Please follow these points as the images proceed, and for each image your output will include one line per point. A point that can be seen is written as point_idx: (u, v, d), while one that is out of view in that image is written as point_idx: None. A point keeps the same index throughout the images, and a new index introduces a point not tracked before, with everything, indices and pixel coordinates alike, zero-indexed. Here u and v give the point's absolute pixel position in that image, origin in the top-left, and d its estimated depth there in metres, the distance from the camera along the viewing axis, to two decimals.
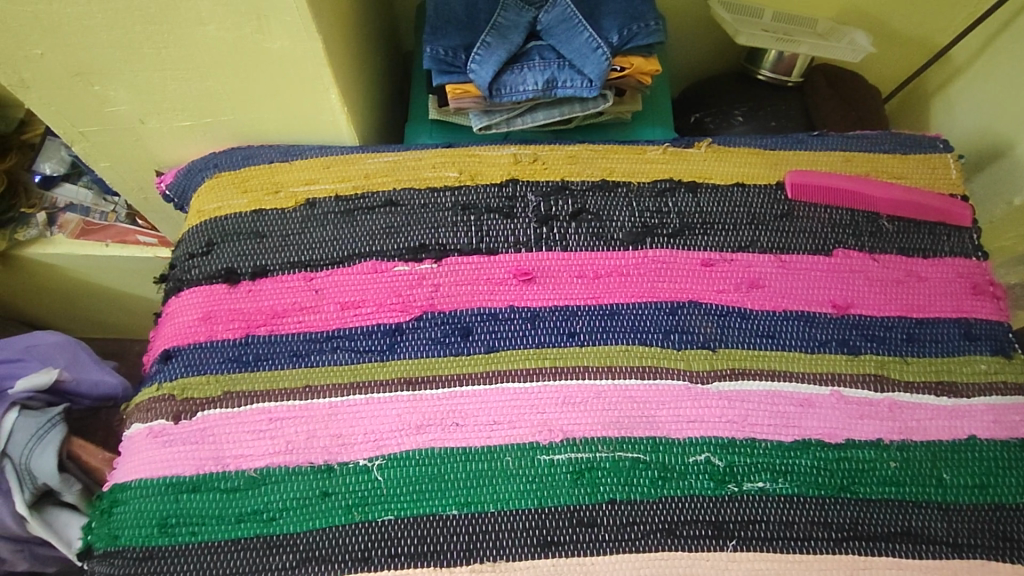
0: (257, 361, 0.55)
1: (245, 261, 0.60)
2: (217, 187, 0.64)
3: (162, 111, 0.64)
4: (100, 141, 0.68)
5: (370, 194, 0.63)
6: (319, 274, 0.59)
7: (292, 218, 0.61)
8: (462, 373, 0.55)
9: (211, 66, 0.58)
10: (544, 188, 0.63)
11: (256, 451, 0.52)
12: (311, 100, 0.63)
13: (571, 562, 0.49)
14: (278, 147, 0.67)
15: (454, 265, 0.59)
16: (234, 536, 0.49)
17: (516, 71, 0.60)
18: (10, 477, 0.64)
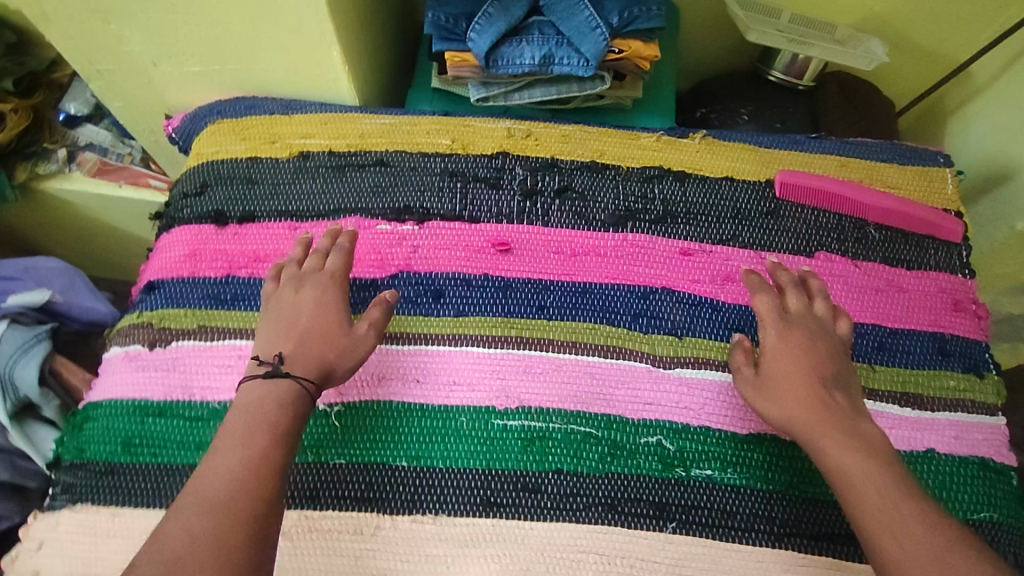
0: (235, 301, 0.57)
1: (235, 204, 0.62)
2: (219, 133, 0.66)
3: (173, 55, 0.66)
4: (115, 79, 0.71)
5: (363, 153, 0.64)
6: (305, 224, 0.61)
7: (285, 168, 0.64)
8: (428, 333, 0.56)
9: (220, 13, 0.59)
10: (532, 163, 0.64)
11: (222, 385, 0.53)
12: (315, 57, 0.65)
13: (510, 525, 0.50)
14: (280, 100, 0.68)
15: (435, 229, 0.61)
16: (190, 464, 0.51)
17: (515, 44, 0.61)
18: None
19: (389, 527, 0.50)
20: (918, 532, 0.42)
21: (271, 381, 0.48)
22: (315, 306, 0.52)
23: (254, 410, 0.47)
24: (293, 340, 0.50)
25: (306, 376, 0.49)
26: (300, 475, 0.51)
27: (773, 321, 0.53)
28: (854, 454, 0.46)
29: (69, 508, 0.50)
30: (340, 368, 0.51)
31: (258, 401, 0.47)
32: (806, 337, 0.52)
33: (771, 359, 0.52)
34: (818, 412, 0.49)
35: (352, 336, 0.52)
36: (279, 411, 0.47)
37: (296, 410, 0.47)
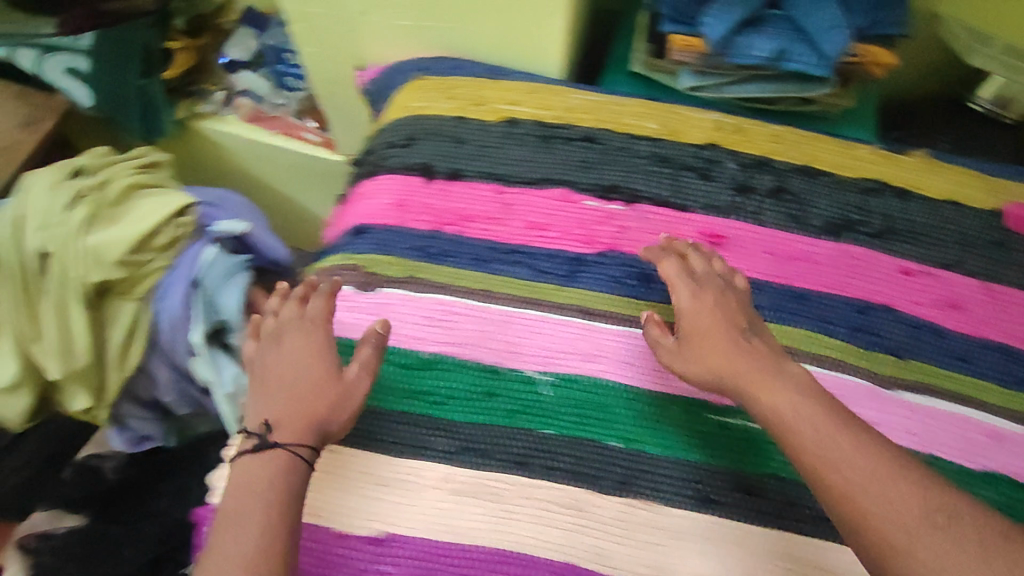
0: (441, 256, 0.57)
1: (442, 160, 0.61)
2: (423, 89, 0.65)
3: (385, 7, 0.65)
4: (318, 25, 0.70)
5: (570, 127, 0.62)
6: (510, 189, 0.60)
7: (492, 132, 0.62)
8: (635, 316, 0.55)
9: None
10: (744, 159, 0.61)
11: (431, 336, 0.54)
12: (534, 24, 0.62)
13: (730, 525, 0.47)
14: (484, 64, 0.67)
15: (644, 212, 0.59)
16: (399, 409, 0.52)
17: (748, 35, 0.57)
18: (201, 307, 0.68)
19: (601, 505, 0.48)
20: (862, 468, 0.39)
21: (259, 455, 0.45)
22: (303, 363, 0.49)
23: (251, 488, 0.44)
24: (279, 406, 0.47)
25: (293, 440, 0.46)
26: (508, 442, 0.50)
27: (682, 282, 0.51)
28: (809, 409, 0.43)
29: None
30: (335, 421, 0.48)
31: (253, 480, 0.44)
32: (716, 295, 0.50)
33: (695, 334, 0.49)
34: (743, 361, 0.46)
35: (337, 378, 0.49)
36: (268, 477, 0.44)
37: (291, 476, 0.45)
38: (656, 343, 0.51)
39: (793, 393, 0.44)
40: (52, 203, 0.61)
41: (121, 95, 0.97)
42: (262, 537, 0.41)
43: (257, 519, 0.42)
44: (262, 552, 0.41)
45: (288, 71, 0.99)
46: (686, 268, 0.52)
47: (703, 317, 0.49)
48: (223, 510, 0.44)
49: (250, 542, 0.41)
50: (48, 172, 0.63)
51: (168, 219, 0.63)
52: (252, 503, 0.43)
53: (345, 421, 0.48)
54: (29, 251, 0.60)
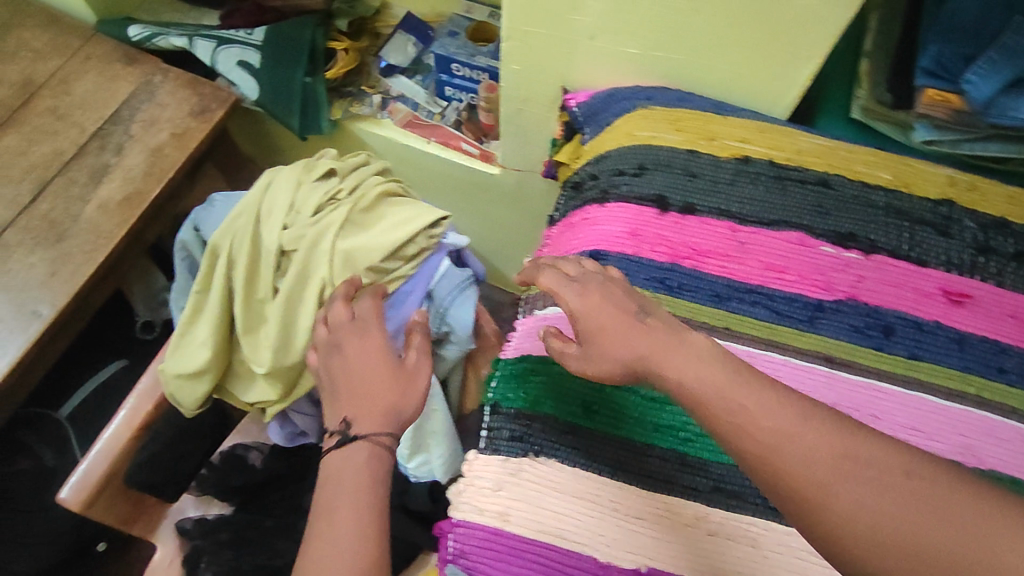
0: (681, 290, 0.57)
1: (677, 193, 0.60)
2: (650, 118, 0.64)
3: (617, 33, 0.64)
4: (533, 44, 0.69)
5: (803, 169, 0.62)
6: (744, 228, 0.59)
7: (725, 168, 0.61)
8: (876, 367, 0.55)
9: (717, 4, 0.57)
10: (983, 218, 0.60)
11: None
12: (777, 65, 0.61)
13: None
14: (708, 98, 0.67)
15: (881, 264, 0.59)
16: (647, 442, 0.52)
17: (1014, 96, 0.56)
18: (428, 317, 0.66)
19: None
20: (818, 451, 0.36)
21: (343, 449, 0.49)
22: (365, 359, 0.54)
23: (352, 471, 0.48)
24: (352, 401, 0.51)
25: (379, 432, 0.50)
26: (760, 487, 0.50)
27: (568, 288, 0.50)
28: (775, 401, 0.39)
29: (529, 457, 0.52)
30: (402, 411, 0.52)
31: (339, 475, 0.48)
32: (598, 287, 0.49)
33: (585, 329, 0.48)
34: (642, 338, 0.44)
35: (412, 378, 0.54)
36: (368, 468, 0.48)
37: (374, 465, 0.48)
38: (565, 357, 0.50)
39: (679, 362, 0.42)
40: (302, 208, 0.65)
41: (284, 90, 0.98)
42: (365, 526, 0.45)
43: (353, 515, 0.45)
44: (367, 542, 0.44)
45: (451, 82, 1.00)
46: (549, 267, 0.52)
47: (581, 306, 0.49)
48: (321, 503, 0.47)
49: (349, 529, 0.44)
50: (295, 176, 0.66)
51: (417, 235, 0.65)
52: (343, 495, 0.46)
53: (412, 408, 0.53)
54: (274, 247, 0.63)
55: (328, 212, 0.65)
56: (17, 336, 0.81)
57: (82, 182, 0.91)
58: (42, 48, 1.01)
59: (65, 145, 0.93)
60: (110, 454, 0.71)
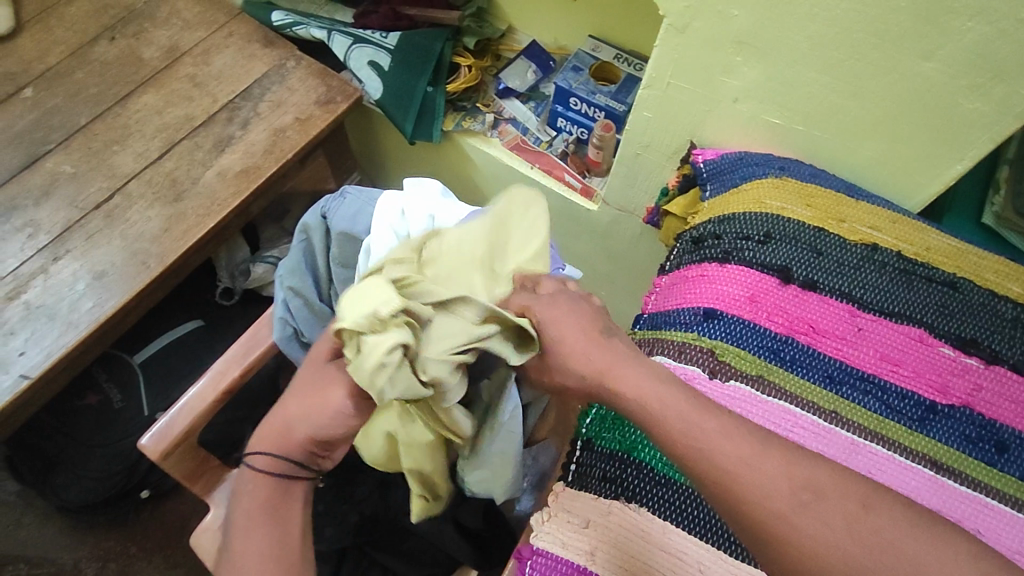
0: (793, 365, 0.57)
1: (801, 267, 0.61)
2: (782, 189, 0.66)
3: (767, 102, 0.68)
4: (674, 96, 0.74)
5: (931, 267, 0.62)
6: (864, 315, 0.59)
7: (852, 251, 0.62)
8: (989, 484, 0.52)
9: (876, 93, 0.61)
10: None
11: None
12: (924, 159, 0.64)
13: None
14: (843, 180, 0.68)
15: (1002, 376, 0.56)
16: None
17: None
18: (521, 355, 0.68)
19: None
20: None
21: (245, 471, 0.55)
22: (303, 380, 0.53)
23: (247, 491, 0.54)
24: (270, 419, 0.54)
25: (272, 455, 0.53)
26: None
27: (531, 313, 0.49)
28: None
29: (620, 501, 0.51)
30: (304, 432, 0.52)
31: (245, 488, 0.54)
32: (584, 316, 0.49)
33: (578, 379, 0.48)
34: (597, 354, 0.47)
35: (338, 409, 0.50)
36: (259, 491, 0.53)
37: (275, 484, 0.53)
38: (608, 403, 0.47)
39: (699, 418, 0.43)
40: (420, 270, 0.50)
41: (405, 96, 1.03)
42: (266, 535, 0.52)
43: (251, 525, 0.52)
44: (262, 540, 0.51)
45: (565, 114, 1.02)
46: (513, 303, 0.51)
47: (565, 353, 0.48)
48: (236, 504, 0.54)
49: (243, 534, 0.51)
50: (461, 237, 0.54)
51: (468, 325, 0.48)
52: (245, 498, 0.54)
53: (319, 432, 0.52)
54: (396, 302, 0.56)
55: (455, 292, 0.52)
56: (125, 283, 0.85)
57: (206, 149, 0.96)
58: (191, 18, 1.07)
59: (197, 111, 0.99)
60: (192, 412, 0.71)
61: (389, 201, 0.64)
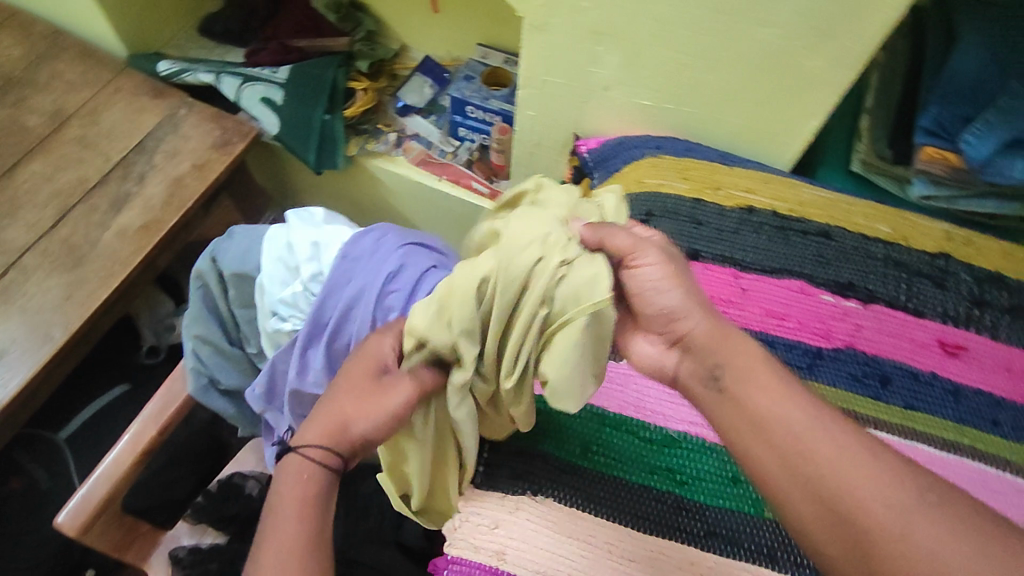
0: None
1: (682, 240, 0.63)
2: (658, 167, 0.68)
3: (636, 86, 0.70)
4: (551, 92, 0.75)
5: (805, 221, 0.64)
6: (747, 275, 0.61)
7: (729, 217, 0.64)
8: (934, 434, 0.53)
9: (729, 62, 0.63)
10: (979, 273, 0.62)
11: (675, 414, 0.55)
12: (785, 120, 0.66)
13: None
14: (716, 149, 0.71)
15: (880, 314, 0.59)
16: (647, 484, 0.51)
17: (1009, 157, 0.59)
18: None
19: None
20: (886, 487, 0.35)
21: (287, 463, 0.51)
22: (357, 374, 0.51)
23: (297, 479, 0.50)
24: (320, 413, 0.52)
25: (325, 444, 0.51)
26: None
27: (650, 243, 0.47)
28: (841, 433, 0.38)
29: (528, 495, 0.51)
30: (358, 428, 0.50)
31: (289, 480, 0.51)
32: (682, 270, 0.47)
33: (662, 320, 0.47)
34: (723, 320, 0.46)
35: (392, 411, 0.49)
36: (311, 479, 0.50)
37: (322, 481, 0.50)
38: (698, 397, 0.44)
39: (781, 378, 0.42)
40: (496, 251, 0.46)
41: (302, 126, 1.02)
42: (311, 546, 0.48)
43: (296, 515, 0.49)
44: (302, 548, 0.47)
45: (464, 123, 1.03)
46: (643, 241, 0.47)
47: (670, 301, 0.46)
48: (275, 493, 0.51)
49: (294, 530, 0.48)
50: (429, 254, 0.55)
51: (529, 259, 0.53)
52: (291, 484, 0.50)
53: (373, 433, 0.50)
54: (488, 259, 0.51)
55: (556, 279, 0.44)
56: (30, 358, 0.82)
57: (103, 209, 0.94)
58: (74, 79, 1.05)
59: (89, 172, 0.96)
60: (109, 479, 0.69)
61: (274, 237, 0.64)
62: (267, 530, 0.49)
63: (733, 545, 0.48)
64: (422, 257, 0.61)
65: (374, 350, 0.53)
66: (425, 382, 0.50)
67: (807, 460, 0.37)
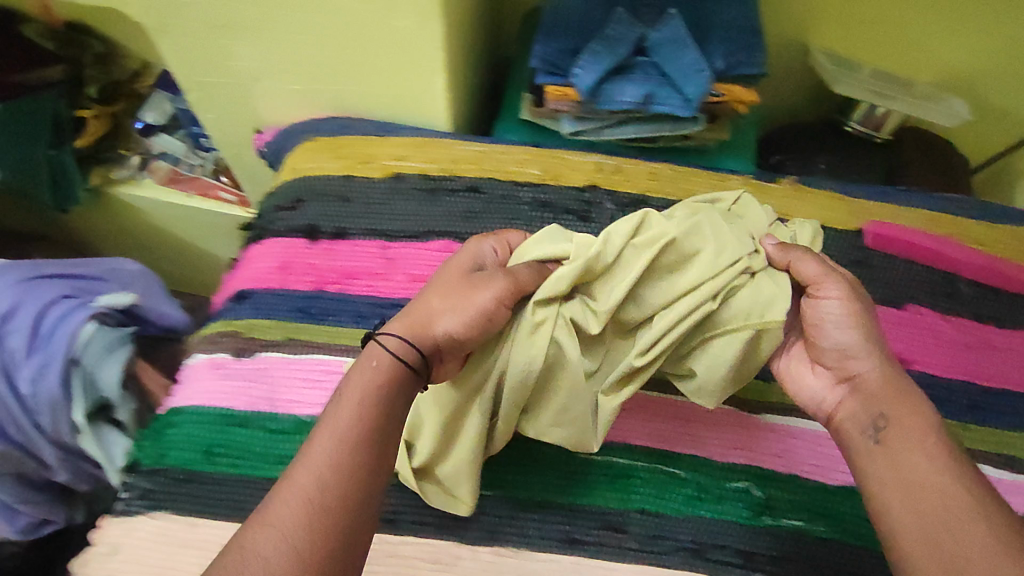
0: (323, 315, 0.59)
1: (328, 220, 0.63)
2: (313, 150, 0.67)
3: (278, 73, 0.67)
4: (213, 91, 0.72)
5: (455, 178, 0.64)
6: (395, 244, 0.62)
7: (378, 188, 0.64)
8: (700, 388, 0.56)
9: (334, 35, 0.60)
10: (623, 200, 0.64)
11: (307, 399, 0.56)
12: (417, 82, 0.64)
13: (592, 564, 0.50)
14: (374, 121, 0.69)
15: None
16: (270, 477, 0.53)
17: (618, 82, 0.60)
18: (75, 389, 0.59)
19: (468, 558, 0.51)
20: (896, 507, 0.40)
21: (360, 366, 0.43)
22: (458, 282, 0.46)
23: (364, 368, 0.43)
24: (406, 320, 0.45)
25: (405, 334, 0.44)
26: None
27: (834, 277, 0.47)
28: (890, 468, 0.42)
29: (145, 514, 0.52)
30: (443, 326, 0.45)
31: (368, 390, 0.42)
32: (866, 306, 0.47)
33: (834, 356, 0.47)
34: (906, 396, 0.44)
35: (482, 308, 0.44)
36: (379, 369, 0.43)
37: (391, 373, 0.43)
38: (852, 445, 0.45)
39: (922, 416, 0.43)
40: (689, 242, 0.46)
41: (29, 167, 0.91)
42: (358, 427, 0.40)
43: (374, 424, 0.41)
44: (350, 445, 0.39)
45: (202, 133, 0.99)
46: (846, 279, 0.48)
47: (846, 338, 0.47)
48: (342, 391, 0.42)
49: (348, 417, 0.40)
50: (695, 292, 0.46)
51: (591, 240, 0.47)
52: (356, 379, 0.43)
53: (458, 332, 0.44)
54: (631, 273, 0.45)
55: (735, 288, 0.46)
56: None
57: None
58: None
59: None
60: None
61: None
62: (323, 421, 0.41)
63: None
64: (47, 289, 0.61)
65: (470, 250, 0.49)
66: (519, 277, 0.46)
67: (930, 497, 0.39)
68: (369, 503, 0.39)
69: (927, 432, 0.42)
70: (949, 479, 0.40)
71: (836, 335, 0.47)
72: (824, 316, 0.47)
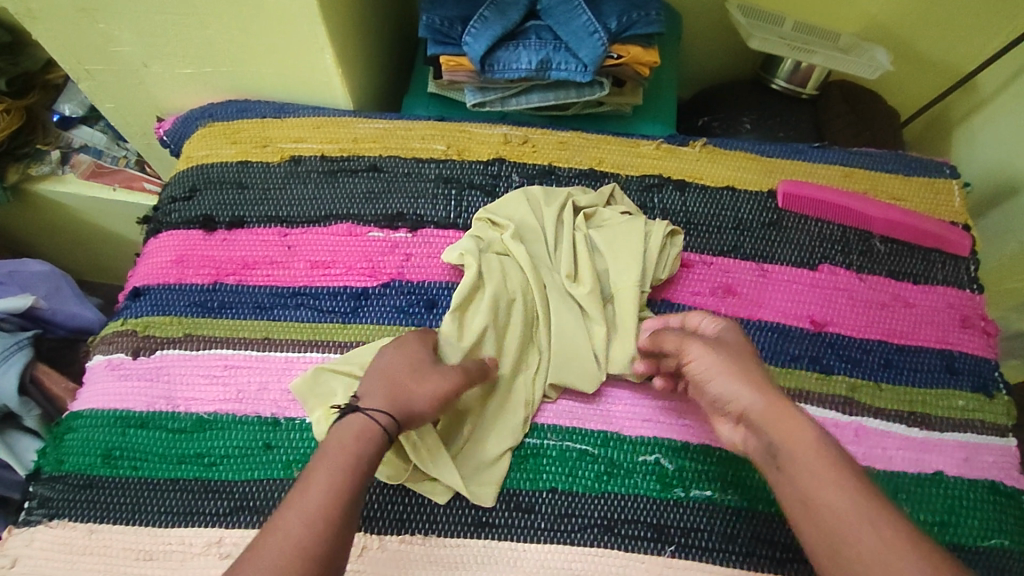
0: (221, 309, 0.57)
1: (224, 209, 0.60)
2: (208, 136, 0.64)
3: (164, 57, 0.64)
4: (104, 80, 0.68)
5: (356, 158, 0.62)
6: (294, 230, 0.59)
7: (275, 172, 0.62)
8: None
9: (210, 14, 0.57)
10: (530, 171, 0.62)
11: (206, 395, 0.53)
12: (307, 58, 0.62)
13: (504, 546, 0.48)
14: (273, 103, 0.67)
15: (428, 237, 0.59)
16: (173, 476, 0.51)
17: (512, 48, 0.58)
18: None
19: (377, 548, 0.48)
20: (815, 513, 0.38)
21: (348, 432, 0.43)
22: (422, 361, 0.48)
23: (352, 439, 0.42)
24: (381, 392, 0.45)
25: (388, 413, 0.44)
26: (367, 492, 0.50)
27: (694, 338, 0.46)
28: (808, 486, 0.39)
29: (44, 523, 0.50)
30: (416, 401, 0.46)
31: (357, 445, 0.42)
32: (737, 353, 0.45)
33: (722, 403, 0.44)
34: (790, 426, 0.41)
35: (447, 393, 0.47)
36: (366, 436, 0.43)
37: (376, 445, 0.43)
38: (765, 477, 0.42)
39: (812, 439, 0.40)
40: (613, 234, 0.55)
41: None
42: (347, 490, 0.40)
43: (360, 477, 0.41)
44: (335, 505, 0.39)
45: None
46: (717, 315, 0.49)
47: (731, 388, 0.43)
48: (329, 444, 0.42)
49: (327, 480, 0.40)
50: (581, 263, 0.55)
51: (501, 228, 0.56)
52: (338, 446, 0.42)
53: (433, 409, 0.46)
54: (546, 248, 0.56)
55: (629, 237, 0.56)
56: None
57: None
58: None
59: None
60: None
61: None
62: (317, 460, 0.41)
63: (254, 513, 0.49)
64: None
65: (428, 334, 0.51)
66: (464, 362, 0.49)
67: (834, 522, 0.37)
68: (343, 560, 0.39)
69: (818, 450, 0.40)
70: (854, 503, 0.37)
71: (716, 386, 0.44)
72: (703, 371, 0.45)
